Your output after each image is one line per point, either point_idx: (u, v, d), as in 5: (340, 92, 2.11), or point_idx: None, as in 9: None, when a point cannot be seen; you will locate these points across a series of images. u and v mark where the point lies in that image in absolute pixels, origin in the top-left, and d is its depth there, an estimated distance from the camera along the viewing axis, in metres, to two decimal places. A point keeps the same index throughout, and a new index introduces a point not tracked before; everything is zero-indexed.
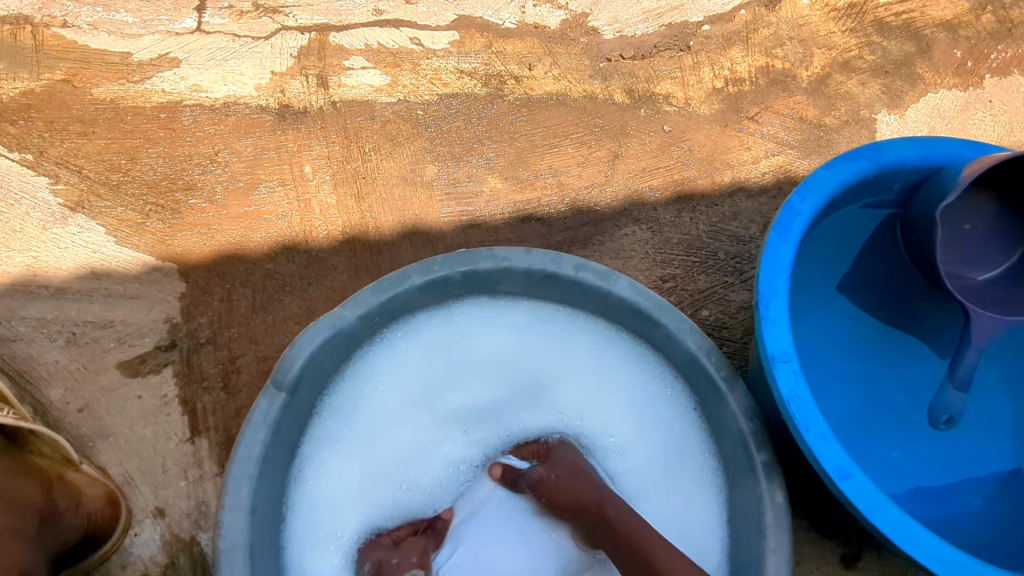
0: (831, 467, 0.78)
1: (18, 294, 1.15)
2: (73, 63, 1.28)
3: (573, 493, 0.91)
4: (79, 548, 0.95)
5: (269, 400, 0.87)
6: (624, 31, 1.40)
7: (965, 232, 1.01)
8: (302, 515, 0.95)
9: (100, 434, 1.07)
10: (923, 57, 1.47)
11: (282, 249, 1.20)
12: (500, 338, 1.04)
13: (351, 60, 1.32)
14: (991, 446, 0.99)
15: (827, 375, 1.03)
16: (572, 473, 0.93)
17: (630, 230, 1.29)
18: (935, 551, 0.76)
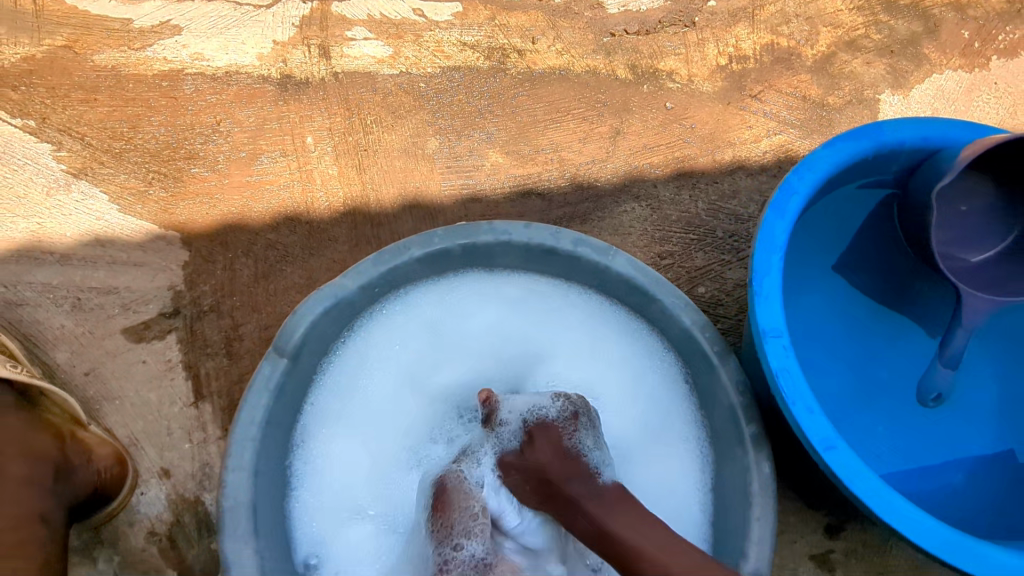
0: (816, 439, 0.80)
1: (24, 260, 1.16)
2: (74, 29, 1.28)
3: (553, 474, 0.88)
4: (89, 505, 0.96)
5: (272, 365, 0.89)
6: (628, 6, 1.39)
7: (962, 213, 1.02)
8: (301, 482, 0.96)
9: (107, 396, 1.09)
10: (930, 37, 1.46)
11: (283, 220, 1.21)
12: (495, 311, 1.06)
13: (354, 31, 1.32)
14: (976, 424, 1.02)
15: (818, 350, 1.05)
16: (557, 456, 0.89)
17: (629, 208, 1.30)
18: (915, 522, 0.78)
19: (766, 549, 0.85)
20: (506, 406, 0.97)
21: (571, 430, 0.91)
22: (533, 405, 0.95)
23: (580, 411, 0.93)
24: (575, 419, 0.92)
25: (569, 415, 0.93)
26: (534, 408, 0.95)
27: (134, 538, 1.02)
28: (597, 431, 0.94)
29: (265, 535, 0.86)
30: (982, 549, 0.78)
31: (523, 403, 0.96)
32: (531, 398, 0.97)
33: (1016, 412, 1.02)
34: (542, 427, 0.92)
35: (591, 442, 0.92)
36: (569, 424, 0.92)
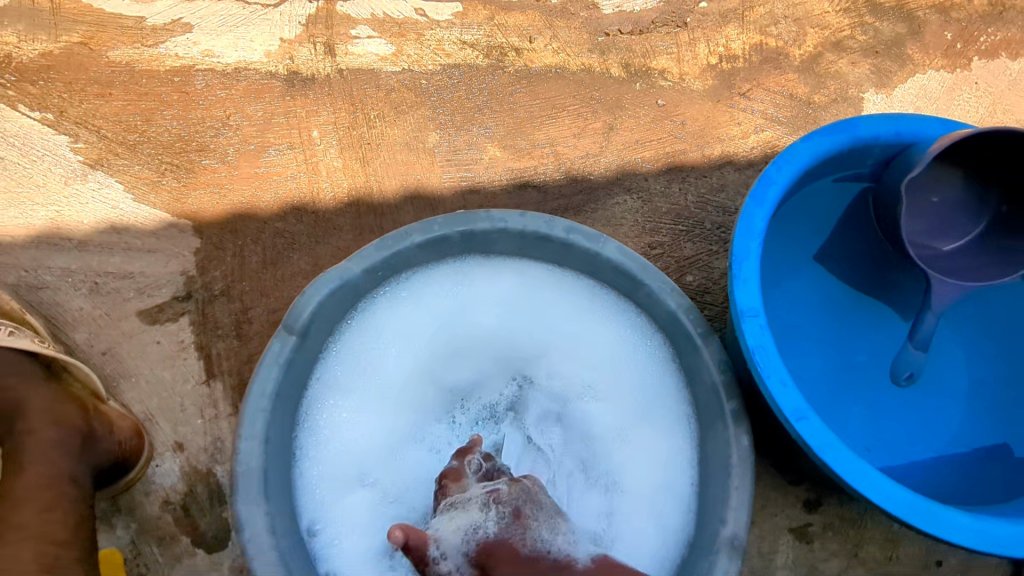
0: (789, 410, 0.86)
1: (43, 246, 1.22)
2: (89, 26, 1.33)
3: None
4: (109, 474, 1.01)
5: (282, 342, 0.95)
6: (622, 7, 1.44)
7: (935, 204, 1.08)
8: (309, 453, 1.02)
9: (123, 374, 1.16)
10: (913, 39, 1.51)
11: (291, 209, 1.27)
12: (493, 295, 1.12)
13: (358, 29, 1.37)
14: (946, 404, 1.08)
15: (798, 334, 1.11)
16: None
17: (621, 200, 1.35)
18: (882, 488, 0.83)
19: (743, 515, 0.91)
20: (437, 541, 0.82)
21: (522, 535, 0.80)
22: (469, 528, 0.81)
23: (519, 504, 0.83)
24: (520, 516, 0.81)
25: (510, 517, 0.81)
26: (470, 532, 0.80)
27: (150, 506, 1.09)
28: (543, 514, 0.86)
29: (274, 498, 0.92)
30: (945, 514, 0.83)
31: (457, 534, 0.81)
32: (456, 518, 0.84)
33: (984, 393, 1.08)
34: (489, 550, 0.78)
35: (545, 532, 0.83)
36: (514, 531, 0.80)
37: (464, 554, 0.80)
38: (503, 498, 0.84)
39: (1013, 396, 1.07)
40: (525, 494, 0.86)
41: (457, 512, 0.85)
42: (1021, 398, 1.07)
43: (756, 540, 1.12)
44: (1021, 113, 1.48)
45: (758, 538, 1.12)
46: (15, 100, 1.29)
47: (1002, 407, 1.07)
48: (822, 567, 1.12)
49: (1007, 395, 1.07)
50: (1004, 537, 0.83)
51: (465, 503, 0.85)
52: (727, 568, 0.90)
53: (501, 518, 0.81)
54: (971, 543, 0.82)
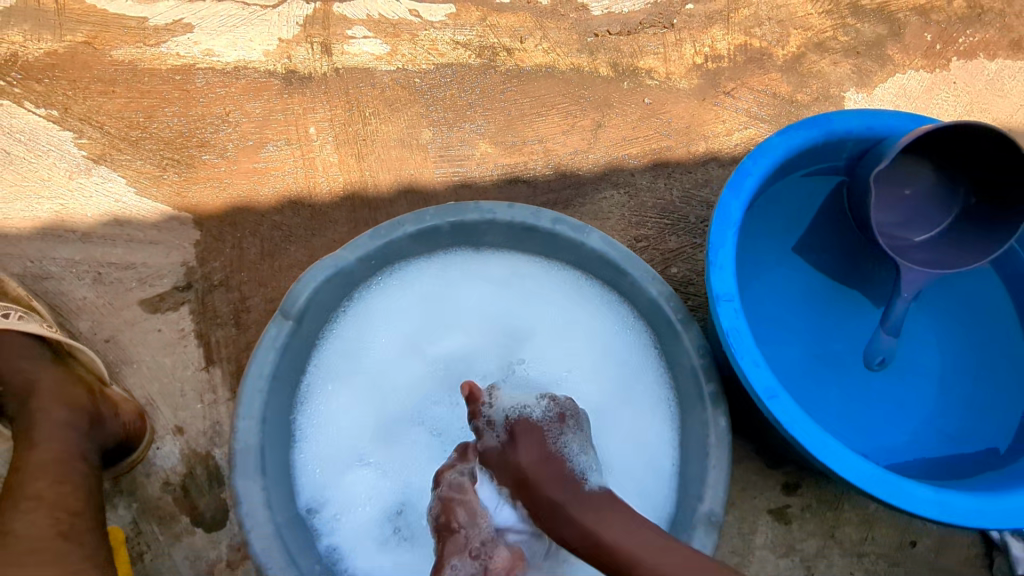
0: (761, 389, 0.90)
1: (48, 238, 1.27)
2: (93, 26, 1.38)
3: (537, 478, 0.91)
4: (116, 454, 1.09)
5: (278, 326, 0.99)
6: (610, 8, 1.49)
7: (906, 197, 1.13)
8: (306, 435, 1.07)
9: (126, 360, 1.22)
10: (894, 40, 1.55)
11: (288, 203, 1.32)
12: (483, 285, 1.16)
13: (354, 30, 1.42)
14: (918, 388, 1.12)
15: (777, 322, 1.15)
16: (542, 461, 0.92)
17: (609, 194, 1.40)
18: (847, 464, 0.88)
19: (720, 493, 0.95)
20: (493, 401, 1.01)
21: (558, 434, 0.95)
22: (520, 405, 0.99)
23: (567, 412, 0.99)
24: (563, 420, 0.97)
25: (555, 418, 0.97)
26: (522, 409, 0.99)
27: (150, 487, 1.15)
28: (583, 432, 0.98)
29: (271, 476, 0.96)
30: (906, 488, 0.88)
31: (509, 403, 1.00)
32: (518, 398, 1.02)
33: (954, 378, 1.12)
34: (526, 428, 0.95)
35: (577, 448, 0.95)
36: (555, 428, 0.96)
37: (506, 421, 0.98)
38: (557, 402, 1.00)
39: (983, 382, 1.12)
40: (578, 411, 1.00)
41: (516, 395, 1.02)
42: (990, 383, 1.11)
43: (735, 520, 1.17)
44: (998, 112, 1.52)
45: (736, 519, 1.17)
46: (22, 97, 1.33)
47: (972, 392, 1.11)
48: (799, 547, 1.16)
49: (977, 380, 1.12)
50: (960, 509, 0.88)
51: (525, 395, 1.03)
52: (704, 542, 0.94)
53: (549, 413, 0.98)
54: (930, 514, 0.87)
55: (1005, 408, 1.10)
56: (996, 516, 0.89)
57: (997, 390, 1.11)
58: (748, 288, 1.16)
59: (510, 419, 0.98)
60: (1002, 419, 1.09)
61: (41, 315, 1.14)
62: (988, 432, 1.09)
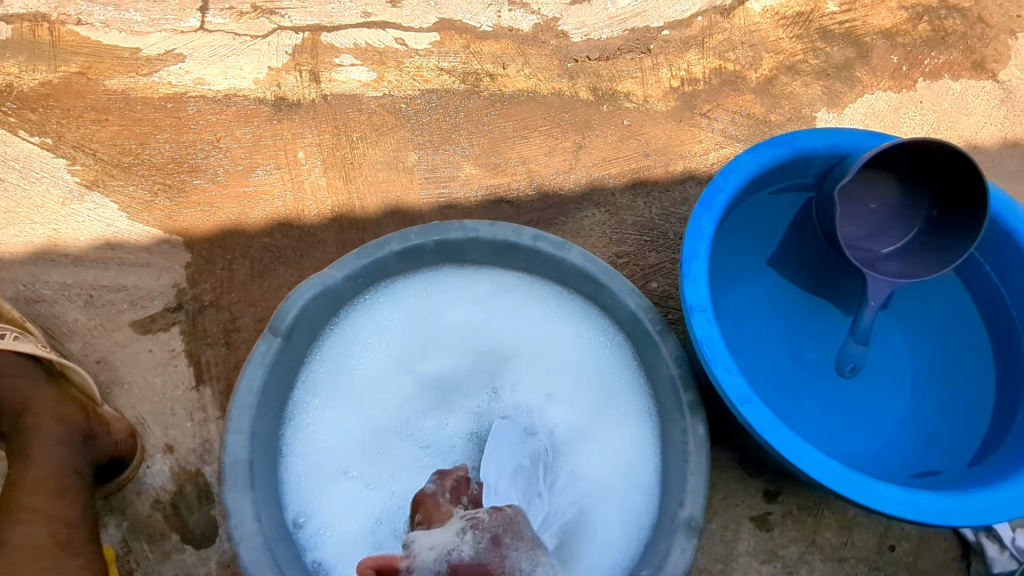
0: (734, 395, 0.94)
1: (41, 262, 1.30)
2: (87, 57, 1.42)
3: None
4: (108, 471, 1.11)
5: (267, 343, 1.02)
6: (589, 35, 1.55)
7: (872, 210, 1.18)
8: (296, 450, 1.09)
9: (116, 381, 1.23)
10: (862, 62, 1.61)
11: (277, 225, 1.35)
12: (468, 301, 1.19)
13: (341, 58, 1.47)
14: (889, 394, 1.17)
15: (753, 334, 1.19)
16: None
17: (589, 213, 1.44)
18: (818, 465, 0.91)
19: (699, 498, 0.97)
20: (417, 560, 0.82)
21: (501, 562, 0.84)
22: (445, 551, 0.83)
23: (499, 531, 0.88)
24: (498, 544, 0.86)
25: (489, 544, 0.85)
26: (447, 556, 0.83)
27: (141, 506, 1.16)
28: (523, 545, 0.90)
29: (261, 490, 0.99)
30: (875, 487, 0.91)
31: (433, 554, 0.83)
32: (434, 536, 0.86)
33: (921, 385, 1.17)
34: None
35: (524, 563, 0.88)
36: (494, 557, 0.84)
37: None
38: (481, 525, 0.88)
39: (949, 389, 1.17)
40: (506, 523, 0.90)
41: (433, 534, 0.86)
42: (955, 390, 1.16)
43: (717, 528, 1.19)
44: (964, 129, 1.58)
45: (718, 527, 1.19)
46: (16, 126, 1.36)
47: (940, 396, 1.16)
48: (781, 553, 1.19)
49: (943, 388, 1.17)
50: (925, 506, 0.92)
51: (442, 527, 0.88)
52: (684, 547, 0.96)
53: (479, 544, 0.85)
54: (899, 512, 0.91)
55: (970, 414, 1.14)
56: (961, 514, 0.92)
57: (962, 398, 1.16)
58: (724, 301, 1.20)
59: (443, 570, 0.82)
60: (969, 424, 1.14)
61: (35, 336, 1.16)
62: (955, 437, 1.13)
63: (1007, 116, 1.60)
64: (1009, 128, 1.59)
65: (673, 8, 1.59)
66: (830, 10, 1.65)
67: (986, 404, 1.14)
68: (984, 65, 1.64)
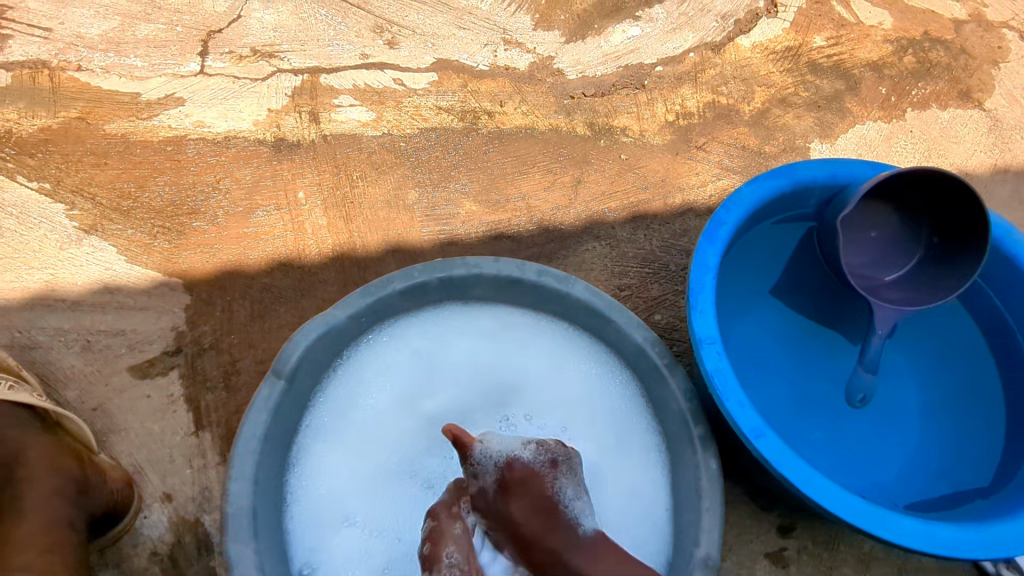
0: (748, 428, 0.92)
1: (38, 307, 1.28)
2: (87, 102, 1.43)
3: (531, 534, 0.89)
4: (103, 521, 1.08)
5: (270, 386, 1.01)
6: (584, 72, 1.58)
7: (874, 239, 1.20)
8: (299, 497, 1.06)
9: (113, 429, 1.21)
10: (851, 94, 1.64)
11: (277, 265, 1.34)
12: (472, 338, 1.18)
13: (340, 99, 1.49)
14: (901, 423, 1.15)
15: (762, 365, 1.18)
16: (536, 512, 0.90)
17: (590, 246, 1.43)
18: (835, 498, 0.89)
19: (716, 536, 0.95)
20: (484, 445, 0.96)
21: (553, 478, 0.92)
22: (509, 449, 0.95)
23: (558, 457, 0.95)
24: (554, 466, 0.94)
25: (546, 462, 0.94)
26: (510, 453, 0.95)
27: (137, 558, 1.13)
28: (574, 479, 0.95)
29: (263, 539, 0.95)
30: (896, 520, 0.89)
31: (499, 446, 0.96)
32: (506, 441, 0.97)
33: (932, 413, 1.16)
34: (523, 475, 0.92)
35: (570, 491, 0.93)
36: (548, 473, 0.93)
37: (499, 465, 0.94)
38: (545, 445, 0.96)
39: (960, 419, 1.15)
40: (567, 456, 0.96)
41: (503, 439, 0.98)
42: (966, 417, 1.15)
43: (733, 565, 1.16)
44: (955, 156, 1.60)
45: (734, 564, 1.16)
46: (14, 171, 1.36)
47: (951, 422, 1.15)
48: None
49: (955, 416, 1.15)
50: (948, 539, 0.89)
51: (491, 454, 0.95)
52: None
53: (539, 458, 0.94)
54: (920, 546, 0.88)
55: (983, 443, 1.13)
56: (983, 546, 0.90)
57: (975, 427, 1.15)
58: (730, 332, 1.19)
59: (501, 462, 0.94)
60: (982, 453, 1.12)
61: (31, 385, 1.13)
62: (968, 465, 1.11)
63: (995, 144, 1.63)
64: (999, 155, 1.61)
65: (666, 44, 1.62)
66: (817, 44, 1.69)
67: (998, 432, 1.13)
68: (970, 94, 1.67)
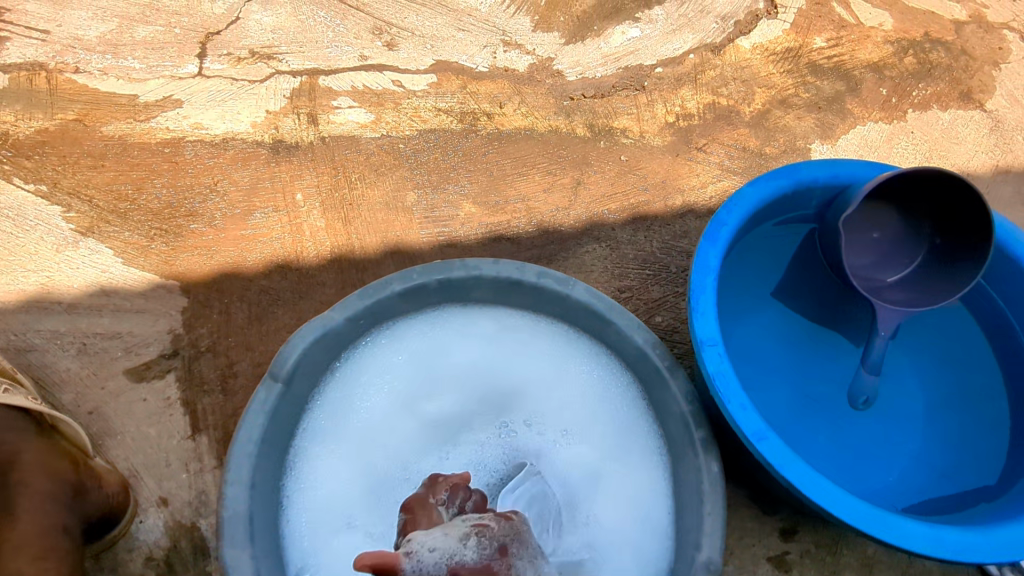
0: (750, 431, 0.91)
1: (34, 310, 1.27)
2: (84, 104, 1.43)
3: None
4: (98, 526, 1.07)
5: (267, 389, 1.00)
6: (584, 73, 1.58)
7: (876, 239, 1.18)
8: (296, 501, 1.05)
9: (109, 432, 1.20)
10: (852, 94, 1.64)
11: (275, 267, 1.33)
12: (471, 341, 1.17)
13: (339, 101, 1.48)
14: (904, 425, 1.14)
15: (763, 368, 1.17)
16: None
17: (591, 248, 1.42)
18: (838, 501, 0.88)
19: (717, 540, 0.93)
20: (414, 558, 0.70)
21: (507, 557, 0.75)
22: (447, 556, 0.70)
23: (504, 542, 0.76)
24: (503, 550, 0.75)
25: (494, 552, 0.74)
26: (449, 558, 0.70)
27: (133, 564, 1.12)
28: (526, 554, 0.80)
29: (260, 543, 0.94)
30: (900, 524, 0.88)
31: (432, 557, 0.70)
32: (428, 555, 0.70)
33: (935, 415, 1.15)
34: None
35: (527, 562, 0.79)
36: (501, 565, 0.72)
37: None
38: (487, 533, 0.76)
39: (964, 420, 1.14)
40: (511, 533, 0.81)
41: (433, 542, 0.73)
42: (969, 419, 1.14)
43: (735, 569, 1.15)
44: (957, 157, 1.59)
45: (735, 569, 1.15)
46: (11, 173, 1.35)
47: (954, 424, 1.14)
48: None
49: (958, 418, 1.14)
50: (953, 542, 0.88)
51: (445, 532, 0.76)
52: None
53: (484, 551, 0.72)
54: (924, 550, 0.87)
55: (988, 445, 1.12)
56: (988, 550, 0.89)
57: (980, 429, 1.13)
58: (731, 334, 1.18)
59: (442, 575, 0.69)
60: (987, 455, 1.11)
61: (26, 388, 1.12)
62: (972, 467, 1.10)
63: (997, 145, 1.62)
64: (1000, 156, 1.60)
65: (666, 46, 1.62)
66: (818, 45, 1.68)
67: (1002, 433, 1.12)
68: (971, 95, 1.66)
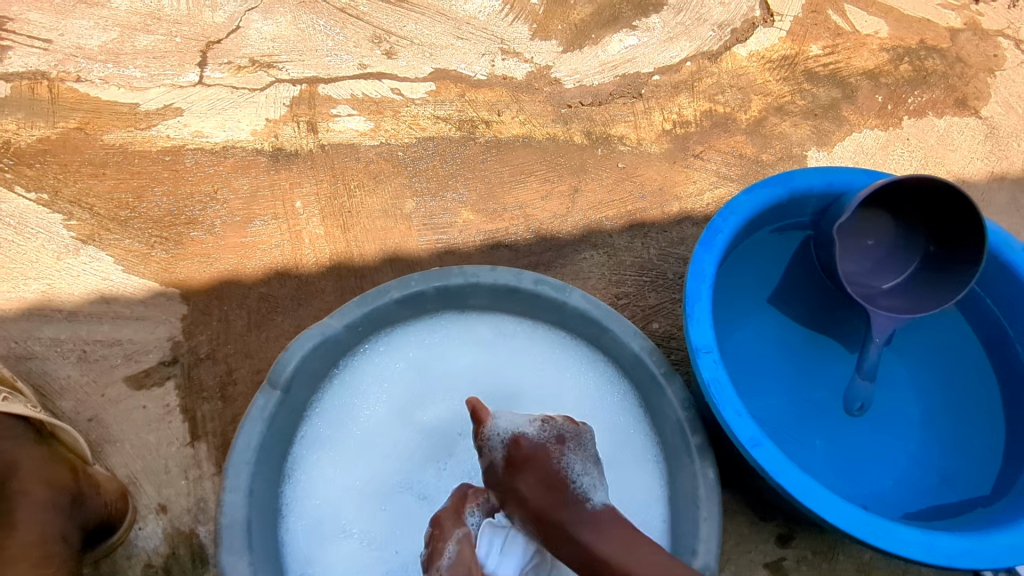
0: (745, 438, 0.92)
1: (34, 317, 1.27)
2: (86, 113, 1.44)
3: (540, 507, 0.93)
4: (97, 534, 1.07)
5: (266, 397, 1.01)
6: (582, 81, 1.59)
7: (871, 247, 1.19)
8: (294, 508, 1.05)
9: (108, 439, 1.20)
10: (848, 102, 1.65)
11: (275, 275, 1.34)
12: (468, 348, 1.18)
13: (338, 109, 1.49)
14: (899, 431, 1.15)
15: (759, 374, 1.18)
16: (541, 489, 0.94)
17: (588, 255, 1.43)
18: (833, 507, 0.88)
19: (713, 547, 0.94)
20: (495, 420, 1.01)
21: (559, 454, 0.97)
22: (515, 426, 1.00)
23: (565, 434, 0.99)
24: (561, 442, 0.98)
25: (552, 439, 0.98)
26: (516, 430, 0.99)
27: (131, 571, 1.12)
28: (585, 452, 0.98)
29: (258, 551, 0.95)
30: (896, 530, 0.88)
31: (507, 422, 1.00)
32: (514, 417, 1.02)
33: (931, 421, 1.16)
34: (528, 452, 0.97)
35: (579, 466, 0.96)
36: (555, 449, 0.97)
37: (507, 442, 0.99)
38: (552, 423, 1.00)
39: (959, 426, 1.15)
40: (576, 433, 0.99)
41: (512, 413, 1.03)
42: (964, 425, 1.15)
43: None
44: (953, 164, 1.60)
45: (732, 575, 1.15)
46: (13, 182, 1.36)
47: (949, 430, 1.15)
48: None
49: (953, 424, 1.15)
50: (948, 549, 0.89)
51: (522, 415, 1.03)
52: None
53: (544, 434, 0.99)
54: (919, 557, 0.88)
55: (984, 453, 1.12)
56: (983, 556, 0.89)
57: (974, 435, 1.14)
58: (727, 341, 1.19)
59: (508, 439, 0.99)
60: (983, 462, 1.11)
61: (26, 396, 1.13)
62: (968, 472, 1.11)
63: (992, 151, 1.63)
64: (995, 163, 1.61)
65: (663, 54, 1.63)
66: (814, 53, 1.69)
67: (997, 439, 1.13)
68: (966, 102, 1.68)
